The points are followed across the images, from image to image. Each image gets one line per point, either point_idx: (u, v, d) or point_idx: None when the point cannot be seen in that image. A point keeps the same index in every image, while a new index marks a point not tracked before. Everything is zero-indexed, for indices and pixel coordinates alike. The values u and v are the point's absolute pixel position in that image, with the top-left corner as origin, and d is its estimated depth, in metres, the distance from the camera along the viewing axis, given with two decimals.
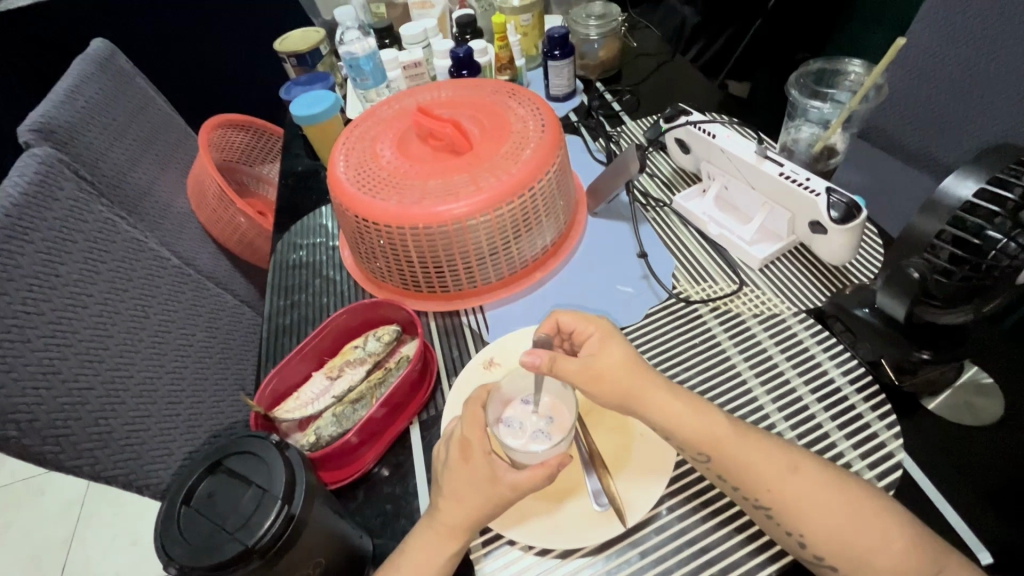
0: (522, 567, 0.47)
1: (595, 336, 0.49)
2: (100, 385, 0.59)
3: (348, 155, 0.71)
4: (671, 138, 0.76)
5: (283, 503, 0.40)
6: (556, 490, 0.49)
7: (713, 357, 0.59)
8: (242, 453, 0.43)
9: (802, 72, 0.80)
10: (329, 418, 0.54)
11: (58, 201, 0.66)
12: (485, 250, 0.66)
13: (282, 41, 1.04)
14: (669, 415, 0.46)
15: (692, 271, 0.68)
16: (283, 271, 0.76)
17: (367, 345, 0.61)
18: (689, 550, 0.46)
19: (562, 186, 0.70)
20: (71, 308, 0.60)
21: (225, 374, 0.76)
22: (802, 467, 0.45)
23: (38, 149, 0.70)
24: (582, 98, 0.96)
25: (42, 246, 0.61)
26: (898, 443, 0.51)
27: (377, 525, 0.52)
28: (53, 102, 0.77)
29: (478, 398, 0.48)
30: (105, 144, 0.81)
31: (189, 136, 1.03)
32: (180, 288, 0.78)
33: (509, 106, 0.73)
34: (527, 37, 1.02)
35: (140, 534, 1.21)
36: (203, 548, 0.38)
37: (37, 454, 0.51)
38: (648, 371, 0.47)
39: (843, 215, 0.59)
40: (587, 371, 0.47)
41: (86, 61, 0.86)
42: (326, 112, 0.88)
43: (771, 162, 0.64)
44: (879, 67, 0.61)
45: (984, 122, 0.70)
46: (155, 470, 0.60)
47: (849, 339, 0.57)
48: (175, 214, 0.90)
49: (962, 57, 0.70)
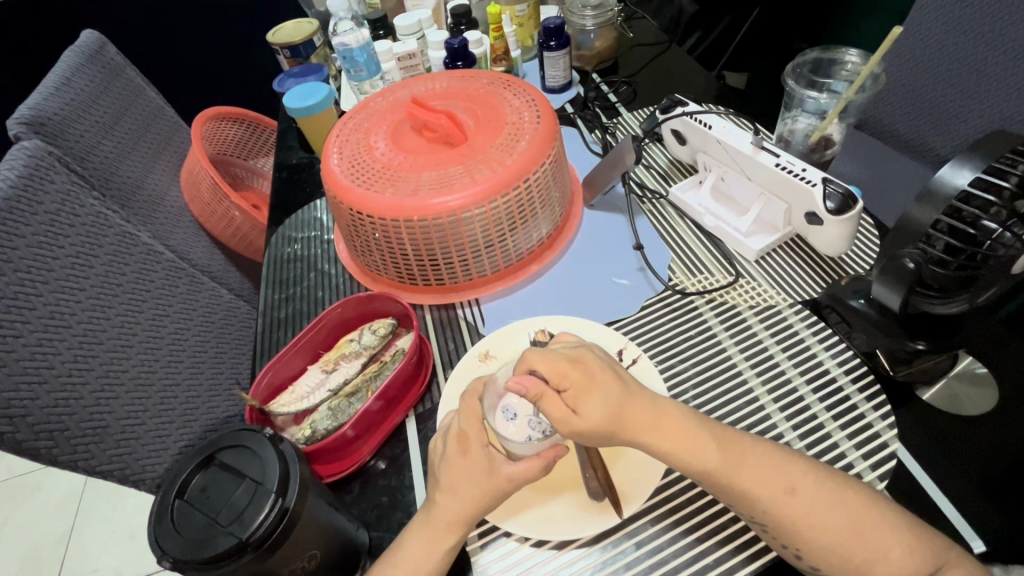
0: (519, 558, 0.47)
1: (569, 391, 0.43)
2: (94, 380, 0.58)
3: (342, 148, 0.70)
4: (667, 129, 0.75)
5: (276, 496, 0.39)
6: (549, 482, 0.49)
7: (709, 349, 0.59)
8: (235, 446, 0.43)
9: (798, 62, 0.80)
10: (325, 411, 0.54)
11: (50, 195, 0.66)
12: (480, 243, 0.65)
13: (275, 33, 1.03)
14: (661, 444, 0.44)
15: (688, 263, 0.68)
16: (276, 266, 0.76)
17: (362, 338, 0.60)
18: (684, 541, 0.46)
19: (557, 177, 0.70)
20: (63, 302, 0.60)
21: (220, 369, 0.76)
22: (798, 484, 0.44)
23: (28, 142, 0.69)
24: (578, 89, 0.96)
25: (34, 240, 0.60)
26: (893, 434, 0.51)
27: (373, 517, 0.52)
28: (42, 94, 0.77)
29: (474, 390, 0.47)
30: (97, 137, 0.80)
31: (182, 128, 1.02)
32: (173, 283, 0.78)
33: (503, 97, 0.73)
34: (522, 28, 1.02)
35: (137, 529, 1.21)
36: (196, 542, 0.38)
37: (30, 449, 0.51)
38: (636, 404, 0.45)
39: (839, 206, 0.59)
40: (569, 425, 0.42)
41: (76, 53, 0.85)
42: (320, 104, 0.87)
43: (768, 154, 0.63)
44: (876, 56, 0.60)
45: (981, 112, 0.70)
46: (152, 465, 0.60)
47: (844, 329, 0.57)
48: (168, 208, 0.89)
49: (960, 46, 0.70)
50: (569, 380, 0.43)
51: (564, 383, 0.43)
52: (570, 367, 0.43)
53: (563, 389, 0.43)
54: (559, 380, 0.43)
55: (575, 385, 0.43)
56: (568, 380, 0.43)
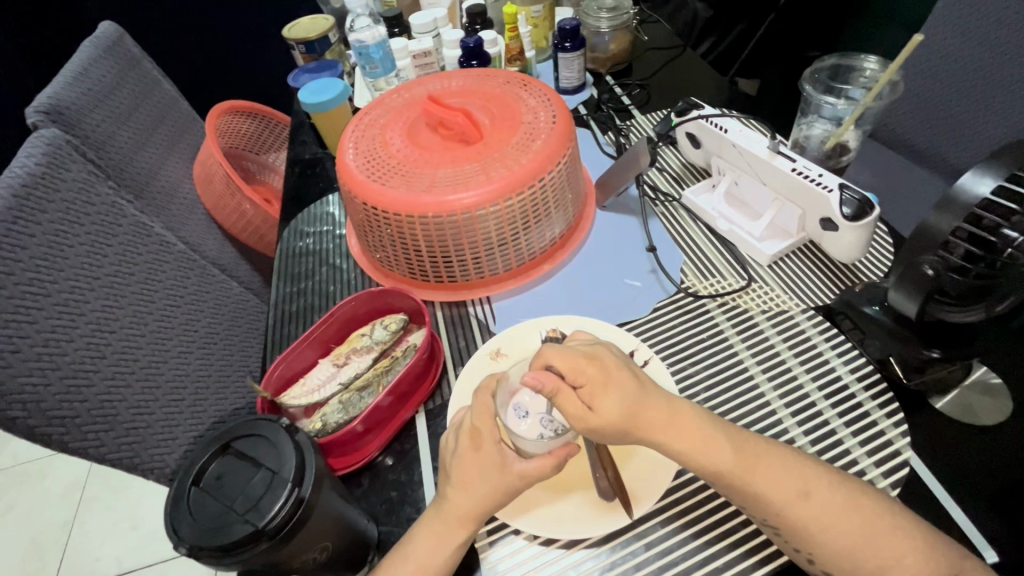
0: (528, 556, 0.47)
1: (586, 387, 0.43)
2: (105, 369, 0.58)
3: (357, 143, 0.70)
4: (682, 132, 0.76)
5: (293, 486, 0.39)
6: (558, 481, 0.49)
7: (721, 352, 0.59)
8: (250, 435, 0.43)
9: (816, 68, 0.80)
10: (336, 404, 0.54)
11: (65, 184, 0.66)
12: (494, 241, 0.65)
13: (290, 28, 1.03)
14: (675, 445, 0.44)
15: (700, 266, 0.67)
16: (288, 259, 0.76)
17: (374, 333, 0.60)
18: (694, 543, 0.46)
19: (571, 179, 0.70)
20: (77, 290, 0.60)
21: (229, 362, 0.76)
22: (813, 489, 0.44)
23: (46, 131, 0.70)
24: (592, 91, 0.96)
25: (50, 228, 0.61)
26: (906, 442, 0.51)
27: (382, 512, 0.52)
28: (60, 84, 0.77)
29: (487, 387, 0.47)
30: (112, 128, 0.81)
31: (197, 121, 1.02)
32: (184, 274, 0.78)
33: (520, 97, 0.73)
34: (537, 29, 1.02)
35: (140, 519, 1.22)
36: (212, 529, 0.39)
37: (42, 435, 0.51)
38: (652, 403, 0.45)
39: (856, 212, 0.58)
40: (584, 421, 0.42)
41: (94, 44, 0.86)
42: (334, 100, 0.87)
43: (784, 158, 0.63)
44: (895, 63, 0.60)
45: (1001, 122, 0.70)
46: (160, 455, 0.60)
47: (857, 336, 0.57)
48: (180, 200, 0.89)
49: (981, 57, 0.69)
50: (586, 377, 0.43)
51: (580, 379, 0.43)
52: (587, 364, 0.43)
53: (579, 385, 0.43)
54: (576, 376, 0.43)
55: (590, 382, 0.43)
56: (584, 377, 0.43)
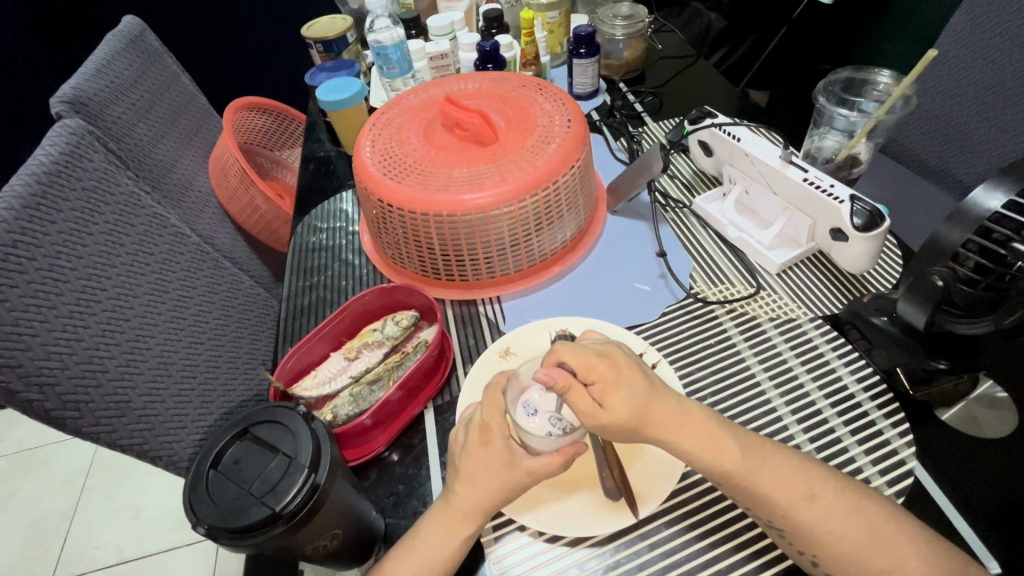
0: (533, 553, 0.48)
1: (597, 384, 0.44)
2: (120, 355, 0.59)
3: (374, 141, 0.71)
4: (694, 140, 0.76)
5: (308, 472, 0.40)
6: (565, 480, 0.50)
7: (728, 358, 0.59)
8: (269, 422, 0.44)
9: (830, 80, 0.80)
10: (346, 397, 0.55)
11: (86, 173, 0.67)
12: (506, 242, 0.66)
13: (309, 27, 1.05)
14: (684, 445, 0.45)
15: (710, 272, 0.68)
16: (301, 254, 0.77)
17: (385, 328, 0.61)
18: (698, 546, 0.47)
19: (584, 183, 0.71)
20: (95, 277, 0.61)
21: (238, 354, 0.77)
22: (819, 492, 0.44)
23: (70, 120, 0.71)
24: (604, 97, 0.97)
25: (70, 215, 0.62)
26: (910, 452, 0.51)
27: (389, 505, 0.52)
28: (85, 74, 0.79)
29: (498, 383, 0.47)
30: (132, 120, 0.82)
31: (214, 116, 1.04)
32: (198, 266, 0.79)
33: (535, 100, 0.74)
34: (553, 34, 1.03)
35: (142, 509, 1.22)
36: (229, 511, 0.40)
37: (57, 419, 0.52)
38: (662, 403, 0.45)
39: (866, 223, 0.59)
40: (594, 418, 0.43)
41: (118, 37, 0.87)
42: (351, 99, 0.88)
43: (796, 168, 0.64)
44: (909, 77, 0.60)
45: (1012, 141, 0.71)
46: (170, 442, 0.60)
47: (865, 346, 0.58)
48: (195, 193, 0.90)
49: (995, 75, 0.70)
50: (597, 374, 0.44)
51: (592, 376, 0.44)
52: (599, 362, 0.44)
53: (590, 382, 0.44)
54: (588, 373, 0.44)
55: (602, 379, 0.44)
56: (596, 374, 0.44)
